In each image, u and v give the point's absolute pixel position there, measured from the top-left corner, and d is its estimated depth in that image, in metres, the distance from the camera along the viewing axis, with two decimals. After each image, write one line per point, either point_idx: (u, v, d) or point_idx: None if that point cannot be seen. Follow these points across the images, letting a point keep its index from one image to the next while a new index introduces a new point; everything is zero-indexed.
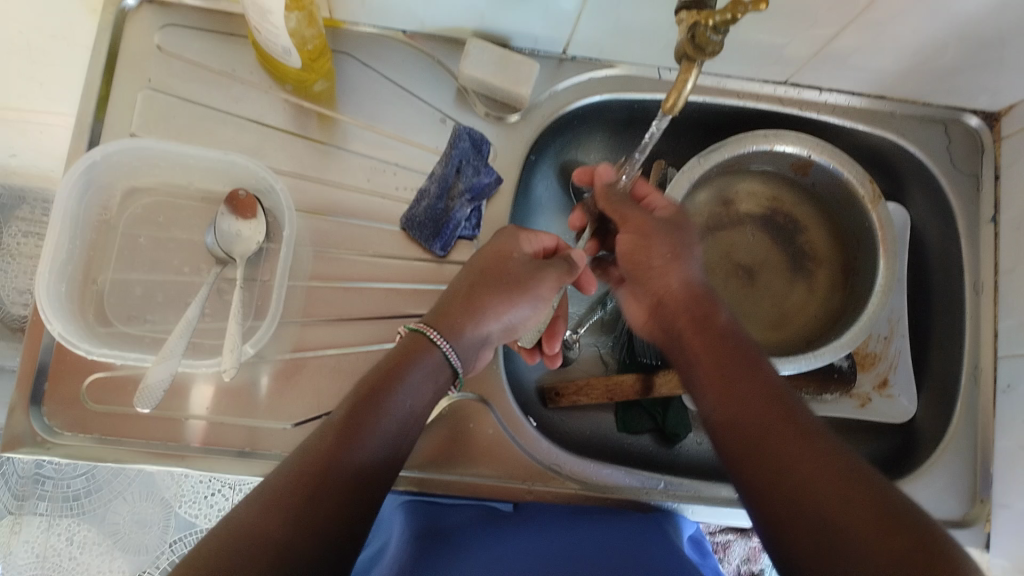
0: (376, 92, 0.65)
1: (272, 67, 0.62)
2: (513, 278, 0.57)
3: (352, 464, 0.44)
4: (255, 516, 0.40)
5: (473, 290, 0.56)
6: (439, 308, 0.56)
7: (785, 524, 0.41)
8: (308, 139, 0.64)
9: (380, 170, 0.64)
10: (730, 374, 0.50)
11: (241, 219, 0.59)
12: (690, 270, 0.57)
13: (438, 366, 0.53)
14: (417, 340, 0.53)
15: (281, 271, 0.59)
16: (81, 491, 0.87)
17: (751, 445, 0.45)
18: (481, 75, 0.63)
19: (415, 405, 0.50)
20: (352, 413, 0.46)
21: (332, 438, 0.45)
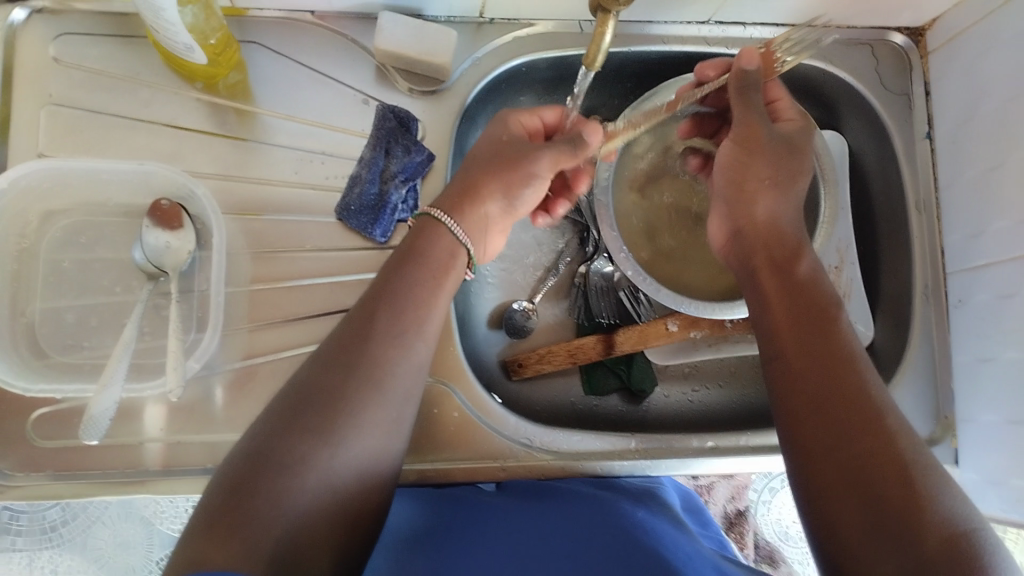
0: (291, 80, 0.62)
1: (179, 65, 0.59)
2: (510, 155, 0.55)
3: (365, 391, 0.45)
4: (264, 457, 0.41)
5: (472, 168, 0.55)
6: (453, 186, 0.55)
7: (828, 489, 0.42)
8: (227, 137, 0.61)
9: (307, 161, 0.62)
10: (819, 329, 0.48)
11: (169, 230, 0.56)
12: (779, 210, 0.54)
13: (451, 244, 0.53)
14: (426, 223, 0.53)
15: (216, 279, 0.56)
16: (58, 520, 0.85)
17: (811, 410, 0.45)
18: (397, 48, 0.60)
19: (424, 345, 0.49)
20: (360, 326, 0.47)
21: (334, 385, 0.45)
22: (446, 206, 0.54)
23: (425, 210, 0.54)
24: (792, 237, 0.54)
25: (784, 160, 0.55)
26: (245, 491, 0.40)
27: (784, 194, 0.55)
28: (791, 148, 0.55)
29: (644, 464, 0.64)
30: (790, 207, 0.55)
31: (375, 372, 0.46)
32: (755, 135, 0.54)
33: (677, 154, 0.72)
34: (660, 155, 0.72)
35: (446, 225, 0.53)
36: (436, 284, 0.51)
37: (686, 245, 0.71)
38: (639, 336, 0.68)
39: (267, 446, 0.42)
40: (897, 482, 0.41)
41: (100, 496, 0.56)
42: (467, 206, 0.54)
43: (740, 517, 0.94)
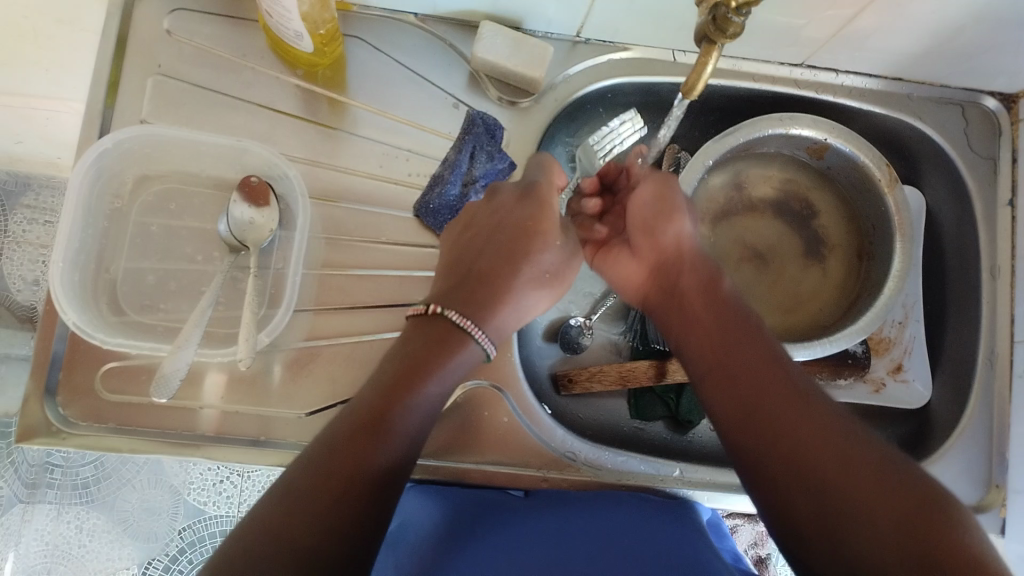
0: (387, 77, 0.64)
1: (283, 51, 0.61)
2: (542, 273, 0.57)
3: (364, 484, 0.44)
4: (254, 562, 0.39)
5: (511, 280, 0.55)
6: (461, 279, 0.54)
7: (779, 486, 0.44)
8: (318, 125, 0.63)
9: (392, 156, 0.63)
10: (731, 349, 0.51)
11: (255, 207, 0.58)
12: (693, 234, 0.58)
13: (476, 356, 0.52)
14: (445, 328, 0.51)
15: (296, 260, 0.58)
16: (90, 478, 0.88)
17: (754, 422, 0.47)
18: (494, 58, 0.62)
19: (428, 414, 0.49)
20: (369, 414, 0.46)
21: (349, 438, 0.45)
22: (454, 298, 0.52)
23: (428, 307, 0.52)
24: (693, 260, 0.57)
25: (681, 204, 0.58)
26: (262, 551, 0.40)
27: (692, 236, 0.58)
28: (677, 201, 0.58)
29: (689, 493, 0.64)
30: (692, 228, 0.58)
31: (391, 423, 0.46)
32: (665, 178, 0.59)
33: (751, 191, 0.72)
34: (736, 189, 0.72)
35: (452, 319, 0.51)
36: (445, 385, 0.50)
37: (752, 283, 0.70)
38: None
39: (280, 506, 0.42)
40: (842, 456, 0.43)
41: (154, 454, 0.58)
42: (498, 311, 0.54)
43: (760, 564, 0.94)
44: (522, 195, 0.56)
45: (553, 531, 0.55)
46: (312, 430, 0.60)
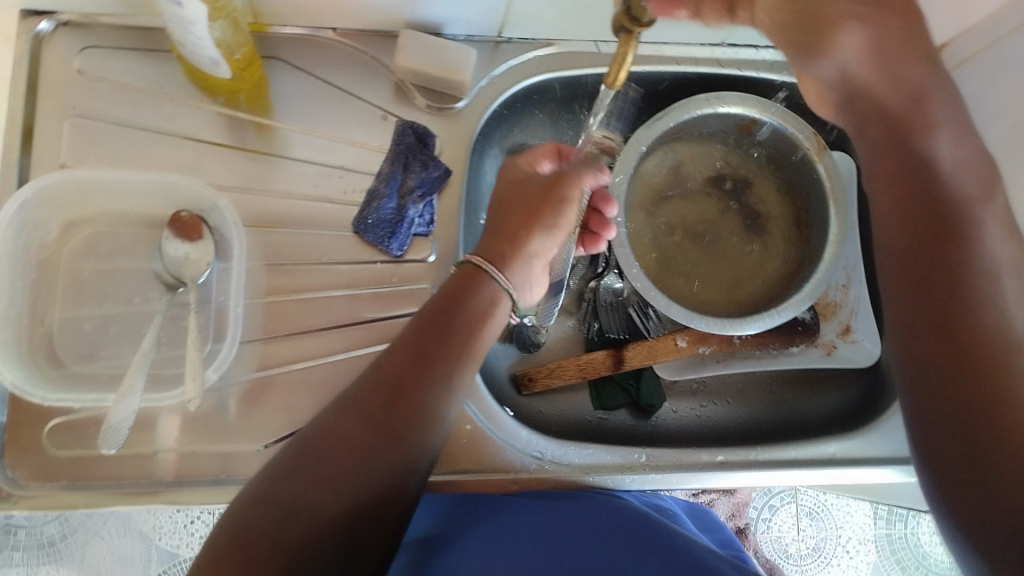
0: (311, 96, 0.63)
1: (202, 80, 0.60)
2: (546, 198, 0.56)
3: (388, 445, 0.45)
4: (270, 506, 0.42)
5: (519, 214, 0.55)
6: (484, 234, 0.56)
7: (922, 362, 0.45)
8: (246, 151, 0.62)
9: (325, 175, 0.63)
10: (919, 118, 0.47)
11: (189, 241, 0.57)
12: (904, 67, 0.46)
13: (498, 292, 0.53)
14: (469, 272, 0.53)
15: (237, 290, 0.57)
16: (55, 536, 0.85)
17: (907, 288, 0.47)
18: (420, 66, 0.62)
19: (460, 372, 0.49)
20: (400, 366, 0.47)
21: (376, 389, 0.46)
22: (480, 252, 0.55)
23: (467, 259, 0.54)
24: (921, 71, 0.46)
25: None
26: (285, 492, 0.42)
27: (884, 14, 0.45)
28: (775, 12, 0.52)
29: (654, 477, 0.63)
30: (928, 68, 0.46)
31: (417, 380, 0.47)
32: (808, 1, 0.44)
33: (687, 173, 0.73)
34: (671, 172, 0.73)
35: (474, 262, 0.53)
36: (474, 340, 0.51)
37: (698, 263, 0.71)
38: (648, 352, 0.69)
39: (306, 446, 0.44)
40: (967, 363, 0.43)
41: (112, 505, 0.56)
42: (506, 247, 0.54)
43: (741, 534, 0.97)
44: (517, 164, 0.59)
45: (523, 529, 0.54)
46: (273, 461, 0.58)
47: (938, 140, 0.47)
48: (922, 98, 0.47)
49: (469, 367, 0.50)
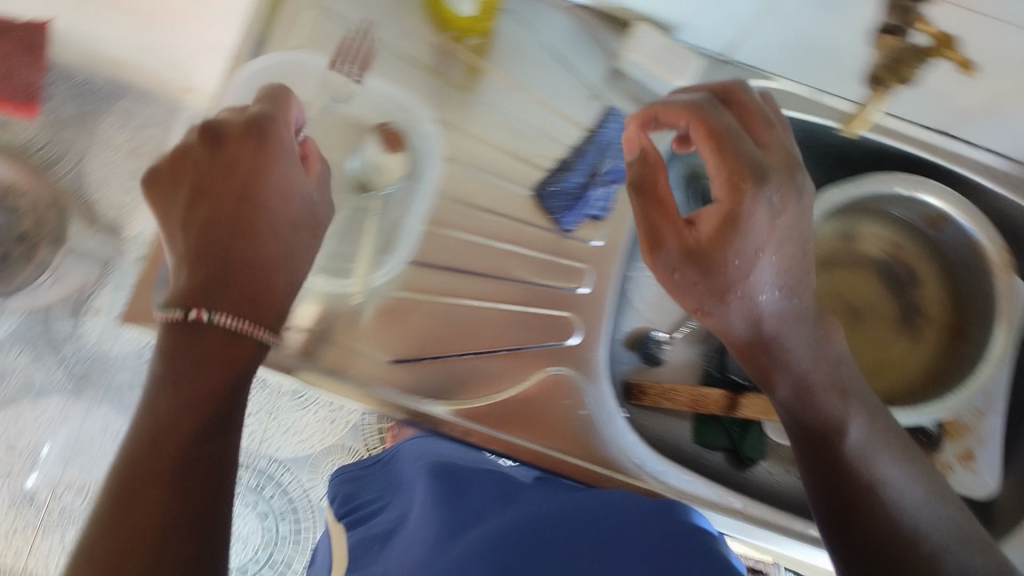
0: (532, 56, 0.64)
1: (437, 12, 0.61)
2: (243, 233, 0.50)
3: (153, 476, 0.44)
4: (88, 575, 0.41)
5: (240, 261, 0.49)
6: (208, 271, 0.49)
7: (847, 523, 0.50)
8: (449, 84, 0.63)
9: (523, 133, 0.64)
10: (771, 356, 0.52)
11: (388, 150, 0.59)
12: (758, 306, 0.50)
13: (239, 351, 0.49)
14: (182, 334, 0.48)
15: (420, 210, 0.59)
16: (127, 382, 0.98)
17: (816, 454, 0.51)
18: (644, 60, 0.60)
19: (216, 400, 0.47)
20: (175, 400, 0.46)
21: (152, 445, 0.45)
22: (183, 287, 0.48)
23: (187, 316, 0.47)
24: (769, 305, 0.51)
25: (781, 192, 0.49)
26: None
27: (787, 248, 0.50)
28: (758, 133, 0.52)
29: (744, 526, 0.62)
30: (779, 303, 0.51)
31: (196, 471, 0.45)
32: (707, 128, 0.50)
33: (857, 246, 0.72)
34: (840, 240, 0.72)
35: (226, 326, 0.48)
36: (235, 374, 0.48)
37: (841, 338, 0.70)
38: (764, 406, 0.67)
39: (114, 537, 0.42)
40: (860, 523, 0.49)
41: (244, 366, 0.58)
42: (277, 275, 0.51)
43: None
44: (254, 132, 0.51)
45: (544, 505, 0.57)
46: (394, 377, 0.58)
47: (797, 352, 0.52)
48: (765, 340, 0.52)
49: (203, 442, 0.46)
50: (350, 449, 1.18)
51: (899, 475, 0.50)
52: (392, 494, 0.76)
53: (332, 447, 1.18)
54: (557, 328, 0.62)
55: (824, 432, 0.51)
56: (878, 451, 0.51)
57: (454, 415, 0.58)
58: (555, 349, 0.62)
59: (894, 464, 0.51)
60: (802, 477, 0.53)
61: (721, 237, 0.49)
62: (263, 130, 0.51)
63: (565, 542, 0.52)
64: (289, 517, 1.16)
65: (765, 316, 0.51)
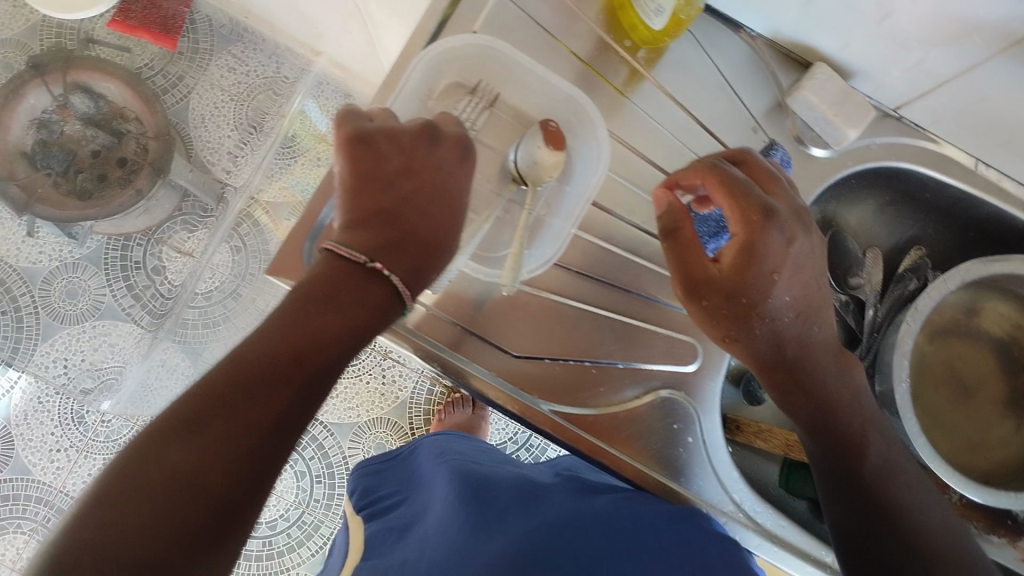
0: (701, 79, 0.64)
1: (622, 15, 0.61)
2: (419, 212, 0.51)
3: (274, 388, 0.42)
4: (173, 451, 0.39)
5: (405, 227, 0.50)
6: (380, 231, 0.49)
7: (867, 536, 0.55)
8: (612, 88, 0.62)
9: (678, 152, 0.63)
10: (795, 379, 0.55)
11: (548, 148, 0.55)
12: (777, 326, 0.53)
13: (385, 309, 0.48)
14: (343, 270, 0.47)
15: (571, 214, 0.57)
16: (192, 322, 0.99)
17: (844, 474, 0.56)
18: (819, 102, 0.61)
19: (348, 344, 0.46)
20: (316, 323, 0.45)
21: (280, 357, 0.43)
22: (362, 239, 0.48)
23: (368, 264, 0.48)
24: (787, 324, 0.54)
25: (790, 225, 0.52)
26: (164, 452, 0.38)
27: (798, 279, 0.53)
28: (768, 184, 0.54)
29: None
30: (791, 320, 0.54)
31: (305, 400, 0.44)
32: (717, 181, 0.51)
33: (978, 320, 0.71)
34: (964, 313, 0.71)
35: (395, 285, 0.48)
36: (373, 324, 0.48)
37: (946, 410, 0.69)
38: None
39: (210, 423, 0.40)
40: (883, 536, 0.54)
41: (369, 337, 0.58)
42: (430, 261, 0.51)
43: None
44: (459, 148, 0.52)
45: (569, 512, 0.58)
46: (516, 371, 0.58)
47: (823, 375, 0.55)
48: (789, 362, 0.55)
49: (322, 379, 0.45)
50: (394, 425, 1.18)
51: (921, 501, 0.56)
52: (410, 490, 0.68)
53: (378, 420, 1.17)
54: (678, 351, 0.62)
55: (850, 453, 0.56)
56: (898, 473, 0.56)
57: (567, 421, 0.58)
58: (674, 372, 0.62)
59: (914, 490, 0.56)
60: (822, 492, 0.57)
61: (742, 269, 0.51)
62: (469, 150, 0.53)
63: (584, 545, 0.54)
64: (325, 481, 1.14)
65: (785, 332, 0.54)
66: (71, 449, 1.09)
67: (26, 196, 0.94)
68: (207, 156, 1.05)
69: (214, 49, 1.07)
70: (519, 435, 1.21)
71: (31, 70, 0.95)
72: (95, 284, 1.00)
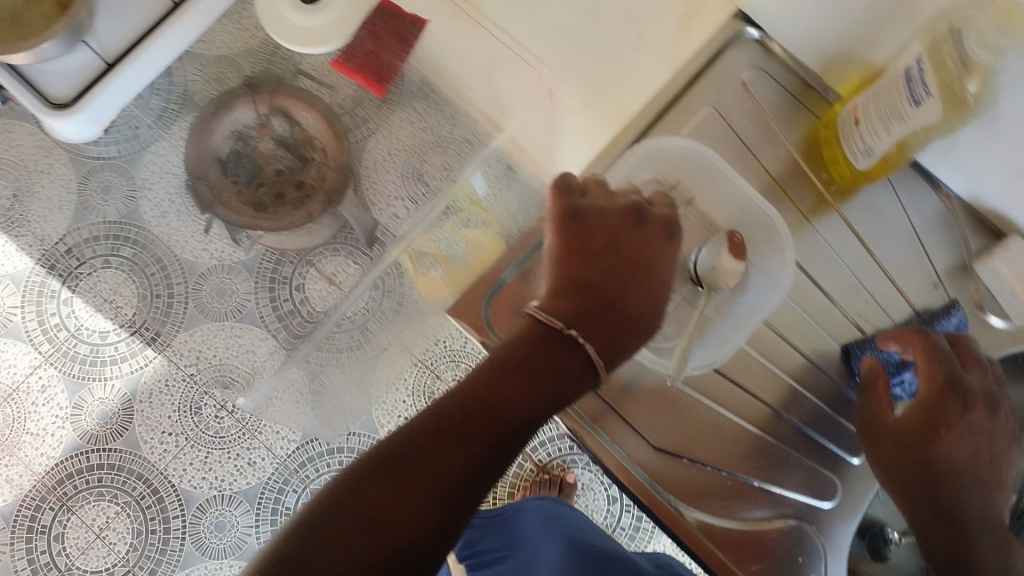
0: (891, 226, 0.65)
1: (827, 150, 0.63)
2: (625, 293, 0.57)
3: (464, 442, 0.47)
4: (376, 488, 0.44)
5: (613, 304, 0.56)
6: (587, 304, 0.56)
7: None
8: (799, 214, 0.65)
9: (854, 290, 0.64)
10: (946, 533, 0.55)
11: (732, 256, 0.57)
12: (938, 474, 0.56)
13: (578, 376, 0.53)
14: (546, 334, 0.54)
15: (740, 325, 0.59)
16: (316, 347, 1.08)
17: None
18: (1011, 271, 0.61)
19: (538, 406, 0.51)
20: (508, 386, 0.50)
21: (473, 414, 0.49)
22: (561, 307, 0.55)
23: (563, 330, 0.54)
24: (944, 472, 0.56)
25: (976, 395, 0.56)
26: (368, 485, 0.45)
27: (972, 443, 0.56)
28: (969, 362, 0.58)
29: None
30: (955, 474, 0.56)
31: (495, 453, 0.48)
32: (910, 340, 0.57)
33: None
34: None
35: (588, 352, 0.54)
36: (562, 390, 0.52)
37: None
38: None
39: (409, 468, 0.46)
40: None
41: None
42: (633, 335, 0.56)
43: None
44: (667, 228, 0.57)
45: None
46: (653, 463, 0.59)
47: (977, 538, 0.55)
48: (945, 515, 0.56)
49: (512, 440, 0.50)
50: None
51: None
52: (517, 547, 0.67)
53: None
54: (814, 485, 0.62)
55: None
56: None
57: (693, 526, 0.58)
58: (805, 505, 0.61)
59: None
60: None
61: (917, 419, 0.56)
62: (673, 230, 0.57)
63: None
64: None
65: (948, 484, 0.56)
66: (181, 437, 1.09)
67: (212, 197, 1.06)
68: (377, 201, 1.10)
69: (401, 101, 1.09)
70: (608, 520, 1.11)
71: (245, 89, 1.07)
72: (244, 289, 1.10)
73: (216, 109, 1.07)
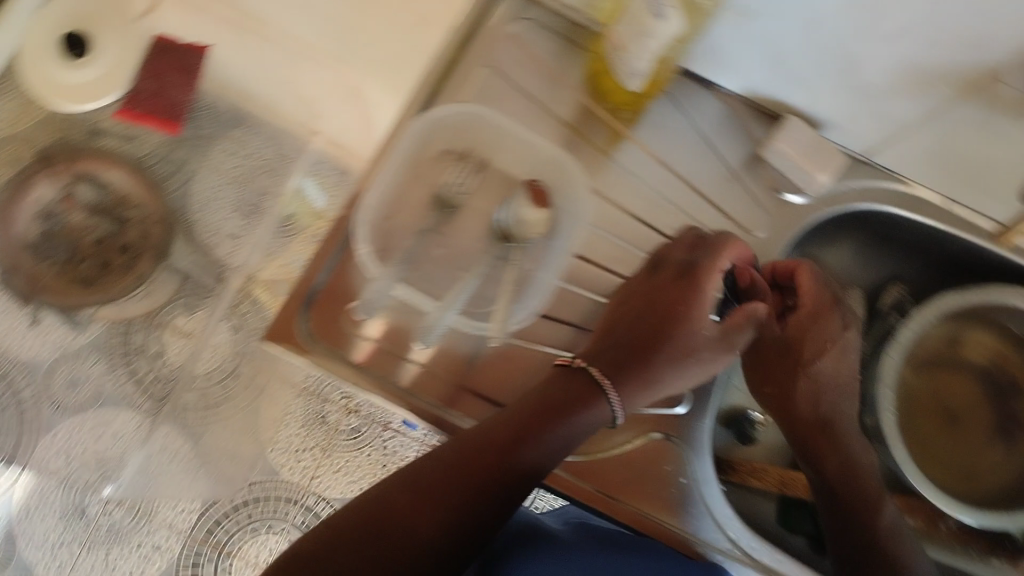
0: (680, 135, 0.67)
1: (599, 82, 0.65)
2: (664, 332, 0.59)
3: (446, 482, 0.52)
4: (360, 522, 0.50)
5: (631, 342, 0.59)
6: (611, 346, 0.59)
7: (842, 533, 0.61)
8: (592, 148, 0.67)
9: (659, 206, 0.67)
10: (798, 413, 0.64)
11: (534, 204, 0.58)
12: (784, 365, 0.64)
13: (595, 418, 0.57)
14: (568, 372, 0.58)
15: (552, 268, 0.60)
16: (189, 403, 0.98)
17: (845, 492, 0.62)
18: (794, 152, 0.64)
19: (529, 451, 0.54)
20: (484, 438, 0.54)
21: (450, 463, 0.53)
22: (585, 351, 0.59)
23: (575, 362, 0.58)
24: (788, 364, 0.64)
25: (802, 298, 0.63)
26: (354, 520, 0.50)
27: (808, 336, 0.63)
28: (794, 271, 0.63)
29: None
30: (795, 362, 0.63)
31: (477, 495, 0.52)
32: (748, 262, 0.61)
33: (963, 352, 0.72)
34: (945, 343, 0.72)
35: (593, 375, 0.57)
36: (561, 429, 0.55)
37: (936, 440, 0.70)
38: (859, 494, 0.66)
39: (394, 504, 0.51)
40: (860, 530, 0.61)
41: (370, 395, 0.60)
42: (645, 361, 0.59)
43: None
44: (683, 271, 0.60)
45: None
46: None
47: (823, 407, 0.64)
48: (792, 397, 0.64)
49: (492, 489, 0.53)
50: None
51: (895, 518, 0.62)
52: None
53: None
54: None
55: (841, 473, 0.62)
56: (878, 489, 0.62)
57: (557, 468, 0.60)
58: (667, 416, 0.63)
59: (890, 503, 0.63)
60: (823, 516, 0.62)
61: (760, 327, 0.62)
62: (696, 271, 0.59)
63: None
64: None
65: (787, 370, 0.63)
66: (74, 543, 0.95)
67: (29, 288, 0.99)
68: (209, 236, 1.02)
69: (214, 135, 1.02)
70: None
71: (40, 162, 1.00)
72: (98, 372, 0.97)
73: (13, 194, 1.00)
